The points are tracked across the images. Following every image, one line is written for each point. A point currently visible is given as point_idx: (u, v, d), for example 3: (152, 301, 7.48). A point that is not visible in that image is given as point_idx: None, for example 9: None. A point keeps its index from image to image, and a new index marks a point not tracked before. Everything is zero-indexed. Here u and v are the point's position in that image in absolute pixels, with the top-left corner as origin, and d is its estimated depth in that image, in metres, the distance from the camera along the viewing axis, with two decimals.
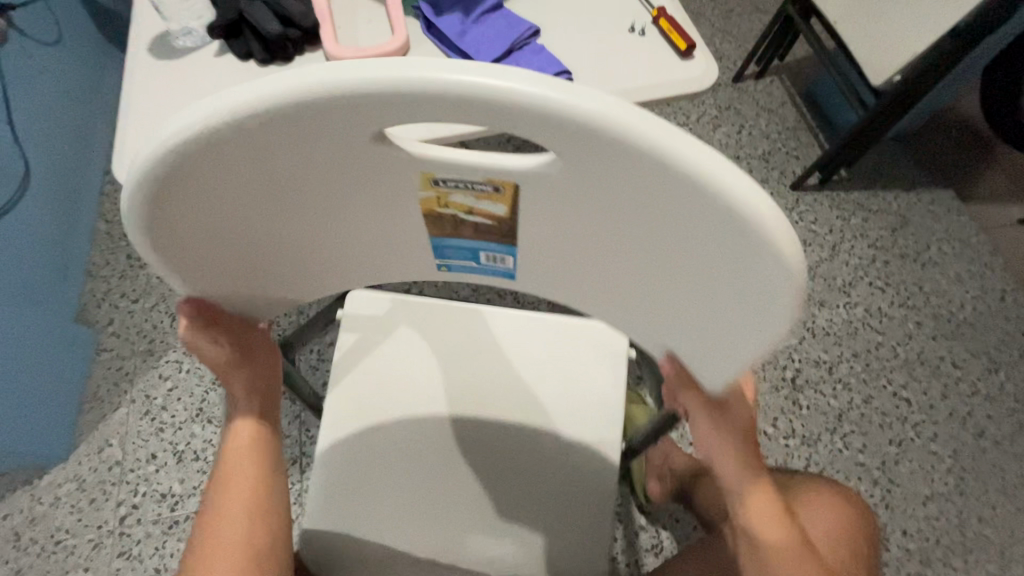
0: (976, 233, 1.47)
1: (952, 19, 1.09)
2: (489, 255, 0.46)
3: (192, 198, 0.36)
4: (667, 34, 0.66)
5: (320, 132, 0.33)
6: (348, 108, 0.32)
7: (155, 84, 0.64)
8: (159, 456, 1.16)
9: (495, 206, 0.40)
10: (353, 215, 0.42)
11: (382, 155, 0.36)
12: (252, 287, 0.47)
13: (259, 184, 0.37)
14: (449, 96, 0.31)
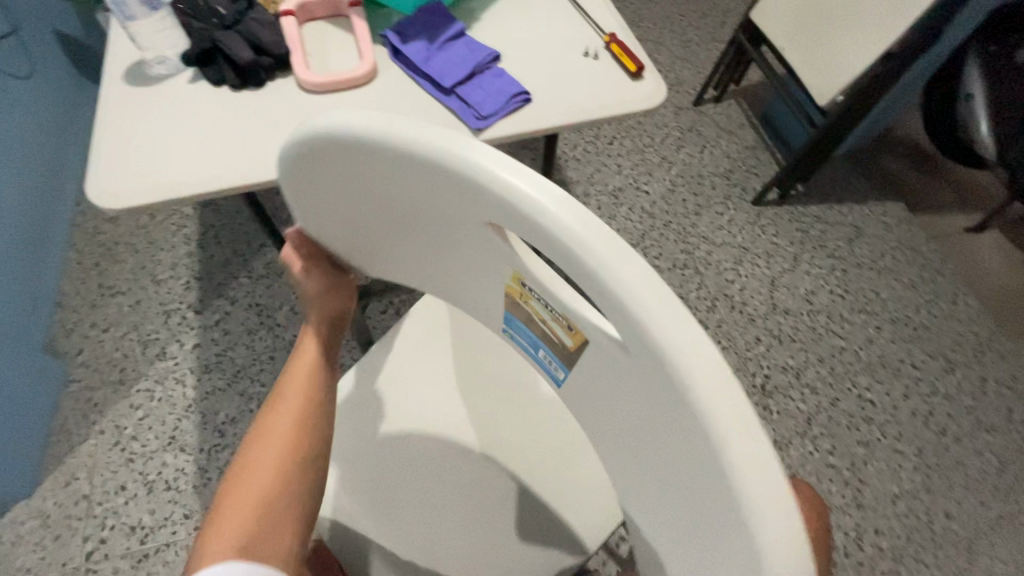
0: (926, 241, 1.56)
1: (884, 44, 1.19)
2: (544, 356, 0.44)
3: (326, 175, 0.39)
4: (618, 58, 0.71)
5: (423, 179, 0.34)
6: (396, 161, 0.33)
7: (130, 109, 0.66)
8: (129, 488, 1.13)
9: (565, 336, 0.39)
10: (453, 247, 0.42)
11: (447, 209, 0.36)
12: (365, 252, 0.49)
13: (377, 189, 0.38)
14: (465, 178, 0.31)
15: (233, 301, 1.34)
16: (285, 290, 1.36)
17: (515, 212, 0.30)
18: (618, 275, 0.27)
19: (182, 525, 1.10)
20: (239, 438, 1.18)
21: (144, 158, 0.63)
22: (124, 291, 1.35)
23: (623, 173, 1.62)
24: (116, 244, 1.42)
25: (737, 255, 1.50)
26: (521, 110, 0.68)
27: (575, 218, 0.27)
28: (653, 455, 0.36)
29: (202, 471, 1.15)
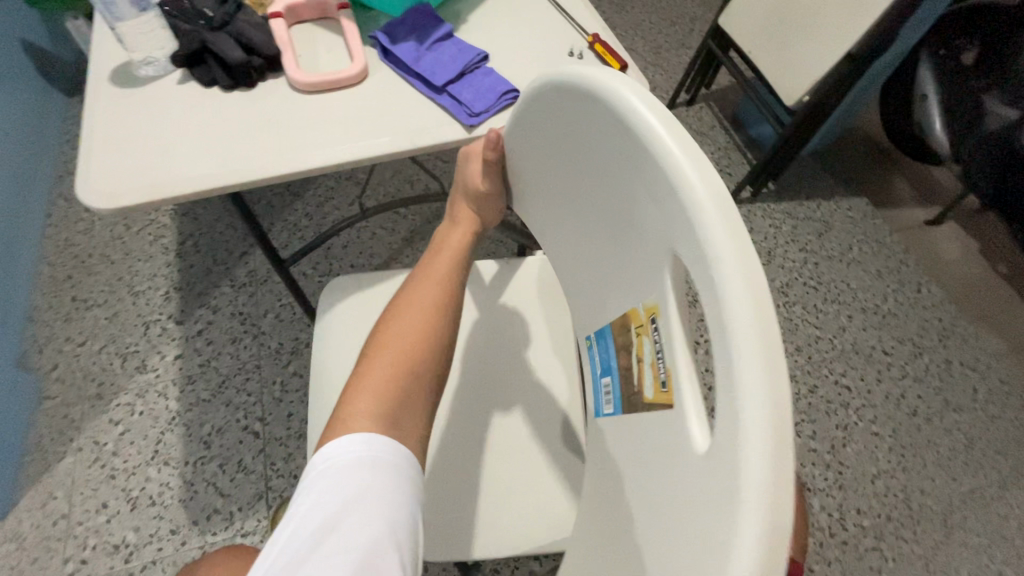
0: (890, 233, 1.64)
1: (846, 47, 1.25)
2: (605, 388, 0.50)
3: (544, 109, 0.45)
4: (602, 57, 0.74)
5: (608, 135, 0.38)
6: (604, 123, 0.38)
7: (118, 109, 0.65)
8: (111, 505, 1.09)
9: (650, 387, 0.41)
10: (601, 228, 0.46)
11: (609, 175, 0.41)
12: (541, 203, 0.54)
13: (571, 135, 0.43)
14: (644, 153, 0.35)
15: (215, 310, 1.32)
16: (269, 297, 1.34)
17: (667, 190, 0.33)
18: (718, 268, 0.29)
19: (168, 541, 1.06)
20: (225, 449, 1.16)
21: (135, 157, 0.62)
22: (99, 303, 1.31)
23: None
24: (89, 256, 1.38)
25: None
26: (511, 107, 0.70)
27: (721, 214, 0.30)
28: (656, 459, 0.39)
29: (188, 484, 1.12)
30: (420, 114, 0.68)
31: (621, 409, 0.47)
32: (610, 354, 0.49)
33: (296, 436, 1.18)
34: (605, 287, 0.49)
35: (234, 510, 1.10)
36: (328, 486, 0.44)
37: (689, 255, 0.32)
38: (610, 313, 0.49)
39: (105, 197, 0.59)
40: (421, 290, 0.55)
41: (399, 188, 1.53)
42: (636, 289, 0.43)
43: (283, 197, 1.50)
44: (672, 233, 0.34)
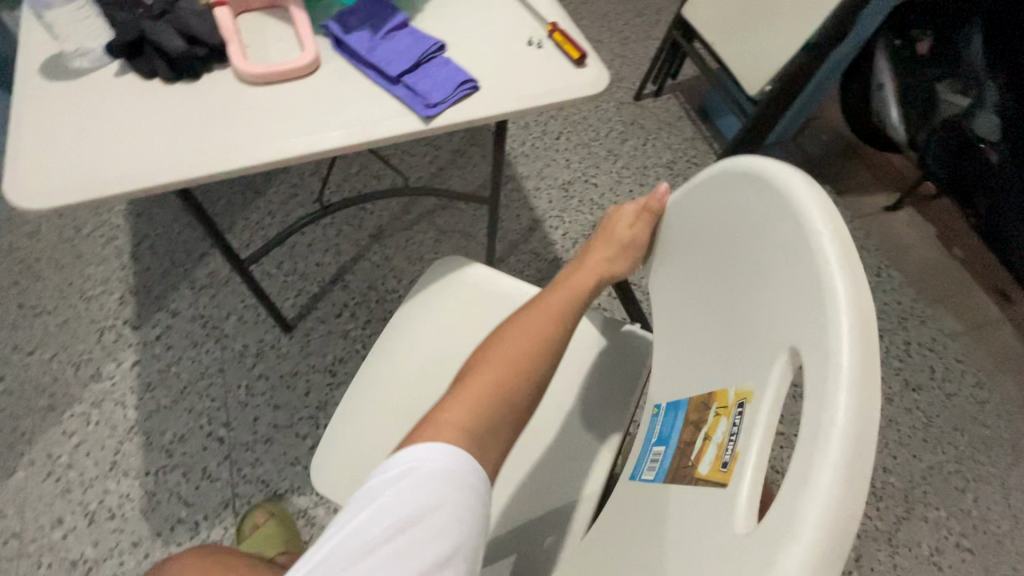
0: (851, 220, 1.68)
1: (804, 37, 1.27)
2: (654, 455, 0.53)
3: (715, 191, 0.50)
4: (561, 46, 0.73)
5: (770, 226, 0.42)
6: (772, 214, 0.42)
7: (49, 102, 0.61)
8: (67, 520, 1.04)
9: (705, 465, 0.44)
10: (718, 304, 0.49)
11: (752, 261, 0.44)
12: (673, 275, 0.58)
13: (731, 217, 0.47)
14: (798, 242, 0.38)
15: (175, 313, 1.27)
16: (231, 298, 1.30)
17: (809, 280, 0.37)
18: (839, 357, 0.32)
19: (130, 555, 1.02)
20: (189, 457, 1.12)
21: (68, 154, 0.59)
22: (49, 309, 1.25)
23: (571, 167, 1.66)
24: (37, 260, 1.31)
25: None
26: (469, 98, 0.68)
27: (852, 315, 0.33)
28: (688, 509, 0.42)
29: (150, 495, 1.08)
30: (375, 106, 0.66)
31: (661, 480, 0.49)
32: (674, 429, 0.52)
33: (262, 441, 1.15)
34: (701, 364, 0.51)
35: (199, 519, 1.06)
36: (406, 490, 0.45)
37: (810, 340, 0.36)
38: (691, 388, 0.52)
39: (36, 197, 0.56)
40: (532, 318, 0.57)
41: (365, 184, 1.50)
42: (736, 367, 0.46)
43: (244, 195, 1.45)
44: (796, 317, 0.38)
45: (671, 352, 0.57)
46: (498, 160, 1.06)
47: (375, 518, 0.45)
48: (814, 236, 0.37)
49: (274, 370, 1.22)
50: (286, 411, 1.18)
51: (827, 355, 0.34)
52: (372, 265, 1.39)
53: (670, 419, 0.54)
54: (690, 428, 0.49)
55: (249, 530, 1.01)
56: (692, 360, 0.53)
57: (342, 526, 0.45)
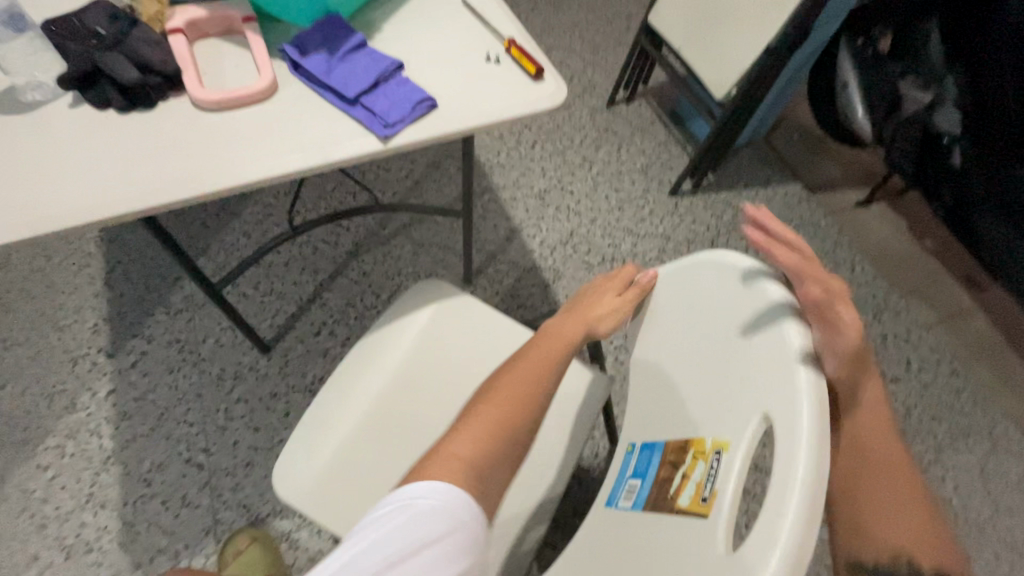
0: (824, 216, 1.71)
1: (766, 40, 1.30)
2: (631, 486, 0.60)
3: (706, 277, 0.57)
4: (519, 61, 0.74)
5: (752, 319, 0.50)
6: (755, 310, 0.50)
7: (0, 136, 0.61)
8: (43, 556, 1.02)
9: (684, 500, 0.50)
10: (694, 370, 0.57)
11: (731, 343, 0.52)
12: (652, 338, 0.65)
13: (718, 301, 0.55)
14: (777, 339, 0.47)
15: (151, 340, 1.26)
16: (208, 321, 1.29)
17: (781, 364, 0.45)
18: (802, 432, 0.41)
19: None
20: (168, 485, 1.10)
21: (20, 188, 0.58)
22: (21, 341, 1.23)
23: (547, 175, 1.67)
24: (7, 291, 1.29)
25: (660, 244, 1.59)
26: (428, 116, 0.69)
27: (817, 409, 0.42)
28: (668, 544, 0.49)
29: (129, 526, 1.06)
30: (334, 128, 0.66)
31: (640, 508, 0.56)
32: (650, 466, 0.59)
33: (243, 465, 1.13)
34: (670, 420, 0.58)
35: (180, 548, 1.05)
36: (404, 524, 0.47)
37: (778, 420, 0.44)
38: (663, 432, 0.59)
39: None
40: (514, 372, 0.60)
41: (341, 200, 1.50)
42: (706, 424, 0.52)
43: (218, 216, 1.44)
44: (767, 400, 0.46)
45: (641, 405, 0.65)
46: (468, 174, 1.07)
47: (373, 549, 0.46)
48: (788, 332, 0.46)
49: (253, 392, 1.21)
50: (266, 433, 1.17)
51: (793, 430, 0.42)
52: (351, 282, 1.39)
53: (645, 457, 0.60)
54: (665, 468, 0.56)
55: (230, 556, 1.00)
56: (663, 413, 0.60)
57: (347, 552, 0.47)
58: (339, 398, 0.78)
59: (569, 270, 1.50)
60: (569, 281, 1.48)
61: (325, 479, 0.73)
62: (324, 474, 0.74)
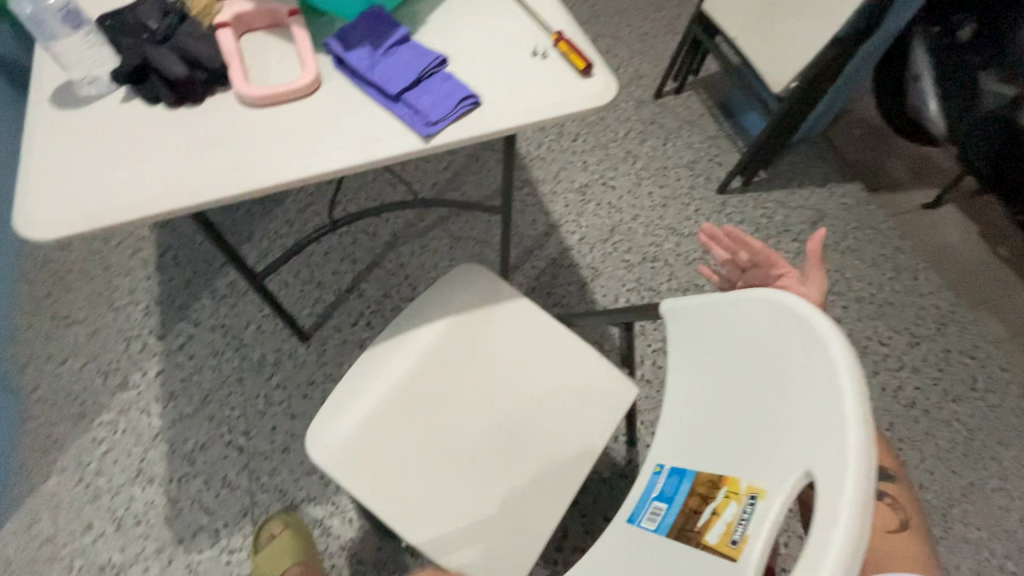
0: (886, 219, 1.60)
1: (833, 29, 1.21)
2: (655, 510, 0.62)
3: (750, 309, 0.58)
4: (567, 56, 0.71)
5: (796, 349, 0.50)
6: (799, 340, 0.50)
7: (58, 132, 0.63)
8: (96, 525, 1.08)
9: (713, 535, 0.51)
10: (741, 406, 0.57)
11: (777, 376, 0.52)
12: (697, 373, 0.66)
13: (763, 333, 0.56)
14: (822, 366, 0.46)
15: (197, 323, 1.30)
16: (251, 308, 1.32)
17: (831, 416, 0.43)
18: (842, 490, 0.39)
19: (154, 560, 1.05)
20: (210, 465, 1.14)
21: (75, 184, 0.59)
22: (80, 320, 1.30)
23: (589, 169, 1.63)
24: (68, 272, 1.36)
25: (705, 244, 1.52)
26: (471, 114, 0.67)
27: (863, 435, 0.41)
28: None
29: (173, 502, 1.11)
30: (376, 125, 0.65)
31: (665, 533, 0.57)
32: (678, 493, 0.60)
33: (280, 450, 1.16)
34: (712, 456, 0.58)
35: (219, 527, 1.09)
36: None
37: (822, 447, 0.43)
38: (701, 464, 0.59)
39: (41, 226, 0.56)
40: None
41: (381, 191, 1.50)
42: (748, 464, 0.52)
43: (263, 204, 1.47)
44: (812, 428, 0.45)
45: (681, 438, 0.65)
46: (508, 169, 1.05)
47: None
48: (838, 379, 0.44)
49: (291, 379, 1.24)
50: (303, 420, 1.20)
51: (832, 485, 0.40)
52: (388, 274, 1.39)
53: (675, 482, 0.62)
54: (696, 500, 0.57)
55: (265, 540, 1.04)
56: (704, 449, 0.60)
57: None
58: (381, 366, 0.85)
59: (608, 269, 1.46)
60: (607, 280, 1.44)
61: (355, 436, 0.80)
62: (351, 434, 0.80)
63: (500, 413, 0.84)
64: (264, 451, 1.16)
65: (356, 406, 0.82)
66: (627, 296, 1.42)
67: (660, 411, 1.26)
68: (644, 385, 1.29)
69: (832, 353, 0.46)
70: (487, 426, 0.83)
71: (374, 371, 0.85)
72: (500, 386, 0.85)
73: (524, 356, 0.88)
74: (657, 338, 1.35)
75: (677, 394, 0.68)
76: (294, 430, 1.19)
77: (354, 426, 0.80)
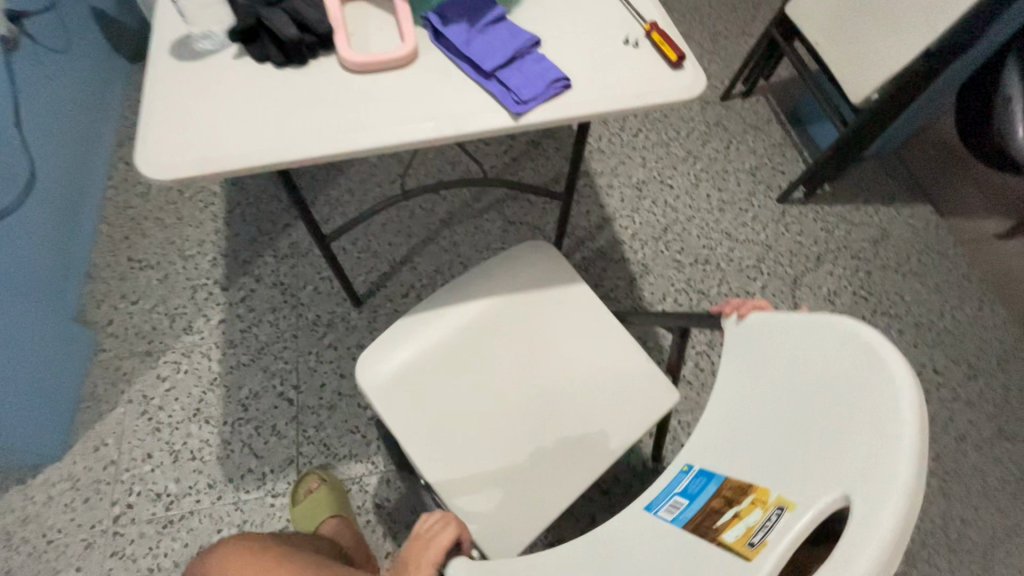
0: (953, 246, 1.54)
1: (926, 42, 1.16)
2: (674, 506, 0.59)
3: (815, 329, 0.55)
4: (659, 47, 0.71)
5: (858, 372, 0.47)
6: (862, 363, 0.47)
7: (177, 82, 0.67)
8: (156, 456, 1.15)
9: (728, 534, 0.48)
10: (783, 419, 0.54)
11: (830, 395, 0.49)
12: (745, 383, 0.64)
13: (823, 352, 0.53)
14: (884, 393, 0.44)
15: (259, 279, 1.36)
16: (309, 269, 1.38)
17: (881, 440, 0.41)
18: (879, 518, 0.37)
19: (206, 494, 1.12)
20: (261, 413, 1.21)
21: (190, 131, 0.63)
22: (153, 265, 1.38)
23: (647, 166, 1.62)
24: (145, 218, 1.44)
25: (759, 252, 1.50)
26: (560, 96, 0.68)
27: (912, 469, 0.38)
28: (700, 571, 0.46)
29: (226, 443, 1.17)
30: (468, 100, 0.67)
31: (681, 525, 0.55)
32: (702, 492, 0.58)
33: (327, 406, 1.22)
34: (743, 460, 0.56)
35: (267, 471, 1.15)
36: None
37: (865, 472, 0.41)
38: (730, 470, 0.57)
39: (157, 165, 0.61)
40: None
41: (440, 168, 1.53)
42: (779, 475, 0.50)
43: (327, 172, 1.53)
44: (858, 452, 0.43)
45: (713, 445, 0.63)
46: (575, 157, 1.06)
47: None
48: (898, 410, 0.41)
49: (343, 341, 1.29)
50: (350, 380, 1.25)
51: (870, 507, 0.38)
52: (441, 250, 1.43)
53: (701, 482, 0.60)
54: (719, 502, 0.54)
55: (302, 495, 1.10)
56: (736, 456, 0.58)
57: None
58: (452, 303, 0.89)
59: (658, 267, 1.45)
60: (656, 278, 1.43)
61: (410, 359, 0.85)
62: (405, 354, 0.85)
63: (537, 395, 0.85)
64: (311, 406, 1.22)
65: (416, 338, 0.86)
66: (675, 296, 1.41)
67: (698, 413, 1.25)
68: (684, 385, 1.28)
69: (894, 384, 0.43)
70: (521, 402, 0.84)
71: (445, 305, 0.89)
72: (548, 368, 0.87)
73: (575, 343, 0.89)
74: (702, 341, 1.34)
75: (721, 401, 0.67)
76: (341, 390, 1.24)
77: (404, 363, 0.84)
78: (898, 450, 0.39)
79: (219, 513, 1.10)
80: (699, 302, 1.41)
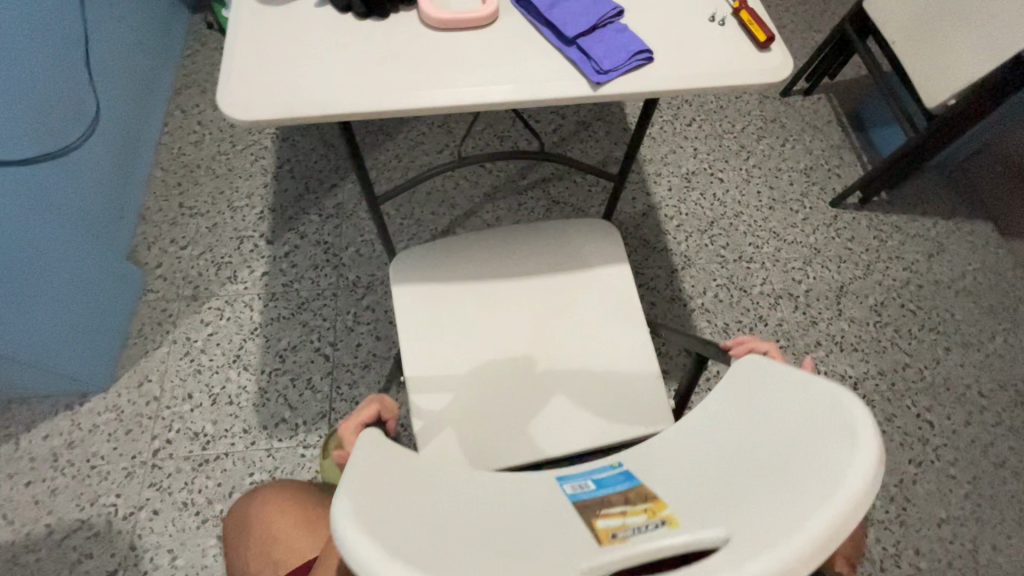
0: (1013, 267, 1.47)
1: (1013, 48, 1.11)
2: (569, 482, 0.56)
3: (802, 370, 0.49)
4: (747, 27, 0.69)
5: (820, 428, 0.41)
6: (828, 421, 0.41)
7: (259, 26, 0.67)
8: (195, 396, 1.18)
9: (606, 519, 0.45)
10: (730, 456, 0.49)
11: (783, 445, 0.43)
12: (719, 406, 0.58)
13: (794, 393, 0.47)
14: (836, 455, 0.37)
15: (303, 235, 1.38)
16: (352, 231, 1.39)
17: (807, 497, 0.36)
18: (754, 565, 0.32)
19: (240, 438, 1.15)
20: (298, 365, 1.23)
21: (269, 74, 0.64)
22: (203, 212, 1.41)
23: (698, 157, 1.58)
24: (197, 166, 1.47)
25: (807, 255, 1.46)
26: (640, 69, 0.66)
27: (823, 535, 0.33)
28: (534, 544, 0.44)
29: (263, 391, 1.20)
30: (547, 66, 0.66)
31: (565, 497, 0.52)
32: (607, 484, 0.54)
33: (362, 365, 1.24)
34: (667, 478, 0.51)
35: (299, 423, 1.17)
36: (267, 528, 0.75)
37: (773, 521, 0.36)
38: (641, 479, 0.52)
39: (237, 106, 0.61)
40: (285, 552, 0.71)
41: (489, 142, 1.52)
42: (688, 501, 0.45)
43: (376, 136, 1.53)
44: (779, 503, 0.37)
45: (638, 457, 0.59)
46: (635, 139, 1.03)
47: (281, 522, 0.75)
48: (842, 480, 0.35)
49: (380, 304, 1.31)
50: (385, 343, 1.26)
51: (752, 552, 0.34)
52: (483, 224, 1.42)
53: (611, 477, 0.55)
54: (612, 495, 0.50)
55: None
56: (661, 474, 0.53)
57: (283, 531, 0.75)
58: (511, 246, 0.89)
59: (700, 261, 1.43)
60: (698, 271, 1.41)
61: (450, 279, 0.85)
62: (447, 272, 0.86)
63: (528, 361, 0.81)
64: (346, 364, 1.24)
65: (461, 260, 0.87)
66: (716, 290, 1.38)
67: None
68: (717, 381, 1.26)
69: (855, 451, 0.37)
70: (508, 362, 0.81)
71: (500, 243, 0.89)
72: (557, 350, 0.82)
73: (592, 331, 0.84)
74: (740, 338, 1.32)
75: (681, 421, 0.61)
76: (375, 351, 1.25)
77: (438, 277, 0.85)
78: (824, 512, 0.34)
79: (252, 458, 1.13)
80: (740, 300, 1.38)
